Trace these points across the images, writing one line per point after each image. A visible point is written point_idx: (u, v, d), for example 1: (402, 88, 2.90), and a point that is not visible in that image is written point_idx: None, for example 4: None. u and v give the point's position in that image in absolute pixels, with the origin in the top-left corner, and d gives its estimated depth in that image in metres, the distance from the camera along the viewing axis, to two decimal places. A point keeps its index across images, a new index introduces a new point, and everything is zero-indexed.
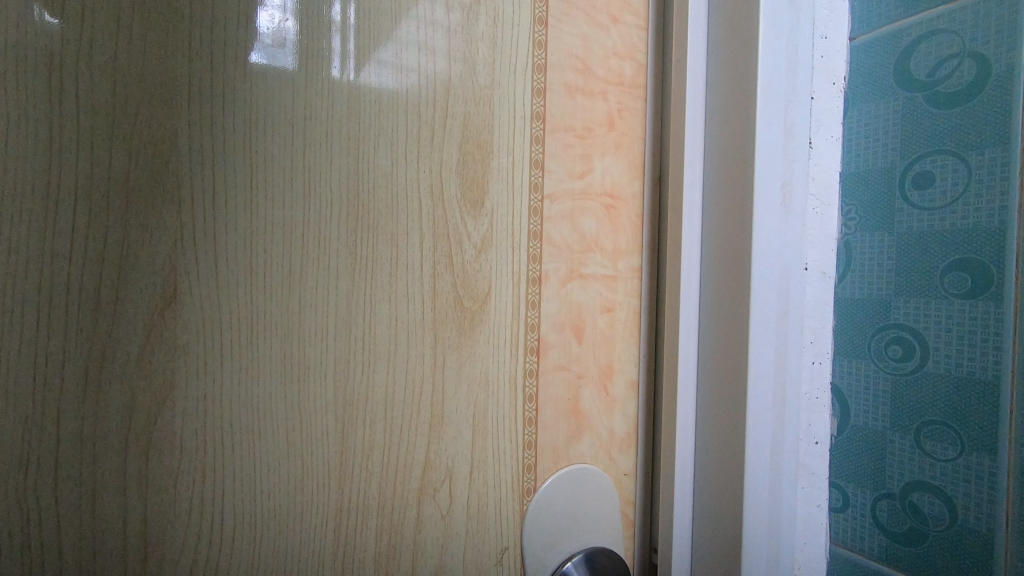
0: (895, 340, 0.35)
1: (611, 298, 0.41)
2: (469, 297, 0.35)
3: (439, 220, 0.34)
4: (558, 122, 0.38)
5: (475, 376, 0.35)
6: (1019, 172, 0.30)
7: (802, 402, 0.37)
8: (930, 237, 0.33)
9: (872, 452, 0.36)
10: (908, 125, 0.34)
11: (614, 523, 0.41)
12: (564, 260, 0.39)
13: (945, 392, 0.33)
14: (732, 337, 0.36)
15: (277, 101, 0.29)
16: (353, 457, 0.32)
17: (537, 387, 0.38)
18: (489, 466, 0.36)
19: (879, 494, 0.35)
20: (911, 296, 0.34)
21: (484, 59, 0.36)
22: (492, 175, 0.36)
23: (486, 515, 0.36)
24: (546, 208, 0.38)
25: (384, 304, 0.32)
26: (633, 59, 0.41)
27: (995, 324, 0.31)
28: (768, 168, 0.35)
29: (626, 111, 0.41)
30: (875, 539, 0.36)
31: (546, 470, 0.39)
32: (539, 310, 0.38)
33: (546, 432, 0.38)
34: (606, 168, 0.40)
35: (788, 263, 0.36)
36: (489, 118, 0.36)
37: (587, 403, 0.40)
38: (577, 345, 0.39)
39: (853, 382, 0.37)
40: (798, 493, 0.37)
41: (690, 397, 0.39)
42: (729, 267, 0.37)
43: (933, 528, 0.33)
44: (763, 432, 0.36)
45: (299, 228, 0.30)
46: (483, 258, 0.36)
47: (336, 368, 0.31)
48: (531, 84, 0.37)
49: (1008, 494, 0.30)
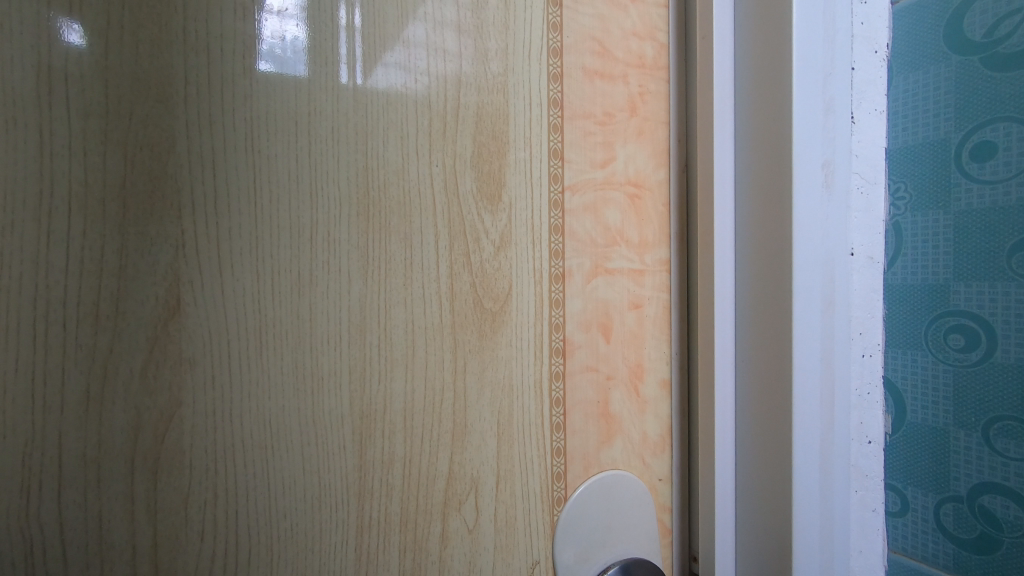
0: (956, 328, 0.32)
1: (639, 294, 0.38)
2: (489, 297, 0.33)
3: (455, 217, 0.32)
4: (577, 109, 0.36)
5: (498, 381, 0.33)
6: None
7: (851, 398, 0.34)
8: (992, 214, 0.30)
9: (934, 451, 0.33)
10: (963, 91, 0.31)
11: (650, 531, 0.39)
12: (588, 255, 0.36)
13: (1016, 386, 0.29)
14: (773, 331, 0.34)
15: (279, 98, 0.28)
16: (372, 471, 0.30)
17: (565, 390, 0.36)
18: (516, 476, 0.34)
19: (944, 497, 0.32)
20: (974, 280, 0.31)
21: (496, 45, 0.34)
22: (508, 168, 0.34)
23: (514, 527, 0.34)
24: (566, 200, 0.36)
25: (400, 308, 0.31)
26: (654, 39, 0.39)
27: None
28: (807, 147, 0.32)
29: (648, 94, 0.39)
30: (940, 546, 0.33)
31: (577, 478, 0.36)
32: (564, 309, 0.36)
33: (575, 438, 0.36)
34: (629, 156, 0.38)
35: (832, 249, 0.33)
36: (503, 107, 0.34)
37: (617, 406, 0.38)
38: (605, 345, 0.37)
39: (909, 375, 0.34)
40: (851, 496, 0.34)
41: (728, 396, 0.37)
42: (767, 256, 0.34)
43: (1007, 534, 0.30)
44: (811, 433, 0.33)
45: (306, 231, 0.28)
46: (502, 255, 0.34)
47: (351, 377, 0.29)
48: (547, 70, 0.35)
49: None
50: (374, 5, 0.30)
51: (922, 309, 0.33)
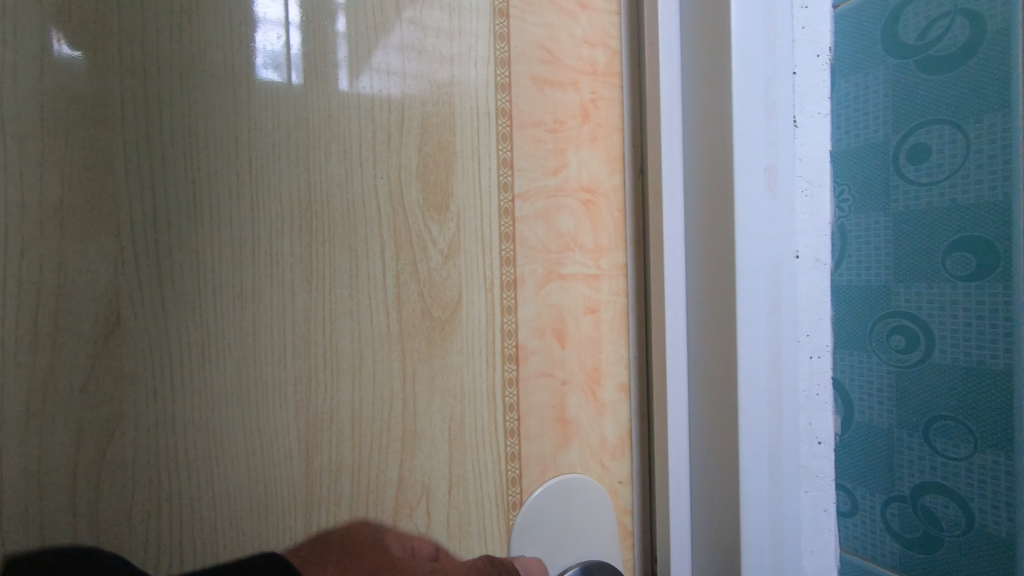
0: (897, 334, 0.51)
1: (594, 298, 0.39)
2: (438, 306, 0.34)
3: (401, 228, 0.33)
4: (526, 118, 0.37)
5: (449, 388, 0.34)
6: (1017, 146, 0.42)
7: (800, 399, 0.34)
8: (899, 227, 0.50)
9: (885, 456, 0.53)
10: (902, 101, 0.49)
11: (609, 533, 0.39)
12: (541, 261, 0.37)
13: (956, 379, 0.47)
14: (720, 333, 0.34)
15: (220, 113, 0.28)
16: (319, 480, 0.30)
17: (518, 396, 0.36)
18: (469, 482, 0.35)
19: (893, 499, 0.52)
20: (908, 283, 0.50)
21: (442, 56, 0.34)
22: (456, 177, 0.34)
23: (467, 532, 0.35)
24: (517, 208, 0.36)
25: (347, 318, 0.31)
26: (606, 46, 0.40)
27: (1001, 301, 0.43)
28: (749, 152, 0.33)
29: (601, 101, 0.39)
30: (885, 546, 0.53)
31: (533, 482, 0.37)
32: (516, 315, 0.36)
33: (530, 442, 0.37)
34: (581, 162, 0.38)
35: (778, 252, 0.34)
36: (450, 118, 0.34)
37: (573, 410, 0.38)
38: (559, 349, 0.38)
39: (847, 370, 0.55)
40: (802, 497, 0.34)
41: (682, 398, 0.37)
42: (714, 259, 0.34)
43: (948, 532, 0.48)
44: (760, 434, 0.33)
45: (249, 245, 0.29)
46: (451, 264, 0.34)
47: (298, 387, 0.30)
48: (495, 79, 0.36)
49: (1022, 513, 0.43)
50: (318, 17, 0.30)
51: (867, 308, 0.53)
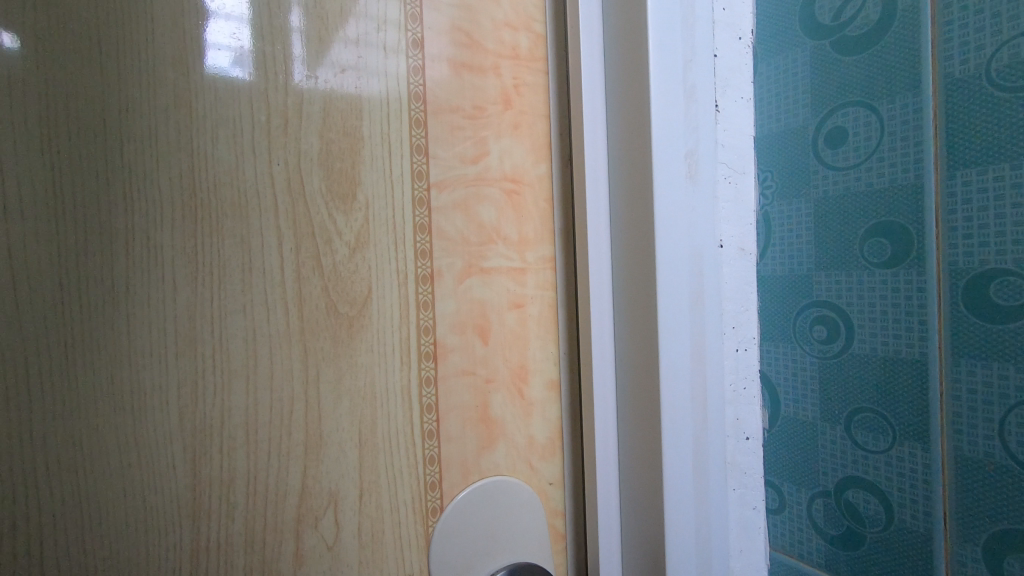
0: (818, 322, 0.48)
1: (519, 293, 0.37)
2: (344, 302, 0.32)
3: (301, 219, 0.30)
4: (443, 102, 0.35)
5: (357, 389, 0.32)
6: (930, 158, 0.40)
7: (726, 394, 0.33)
8: (824, 208, 0.47)
9: (809, 443, 0.49)
10: (820, 79, 0.47)
11: (538, 536, 0.37)
12: (460, 254, 0.35)
13: (873, 370, 0.44)
14: (643, 326, 0.33)
15: (87, 94, 0.26)
16: (207, 490, 0.28)
17: (436, 396, 0.34)
18: (383, 488, 0.33)
19: (815, 496, 0.49)
20: (836, 270, 0.46)
21: (348, 35, 0.32)
22: (365, 167, 0.32)
23: (382, 542, 0.33)
24: (433, 198, 0.34)
25: (239, 315, 0.29)
26: (529, 30, 0.38)
27: (918, 285, 0.41)
28: (668, 137, 0.31)
29: (524, 87, 0.38)
30: (811, 544, 0.49)
31: (454, 486, 0.35)
32: (434, 311, 0.34)
33: (451, 445, 0.35)
34: (503, 151, 0.37)
35: (700, 241, 0.32)
36: (356, 101, 0.32)
37: (498, 410, 0.36)
38: (481, 347, 0.36)
39: (775, 365, 0.51)
40: (729, 494, 0.33)
41: (609, 395, 0.35)
42: (636, 249, 0.33)
43: (870, 530, 0.45)
44: (683, 431, 0.32)
45: (122, 238, 0.27)
46: (359, 257, 0.32)
47: (181, 390, 0.28)
48: (408, 62, 0.34)
49: (943, 515, 0.41)
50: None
51: (793, 293, 0.50)
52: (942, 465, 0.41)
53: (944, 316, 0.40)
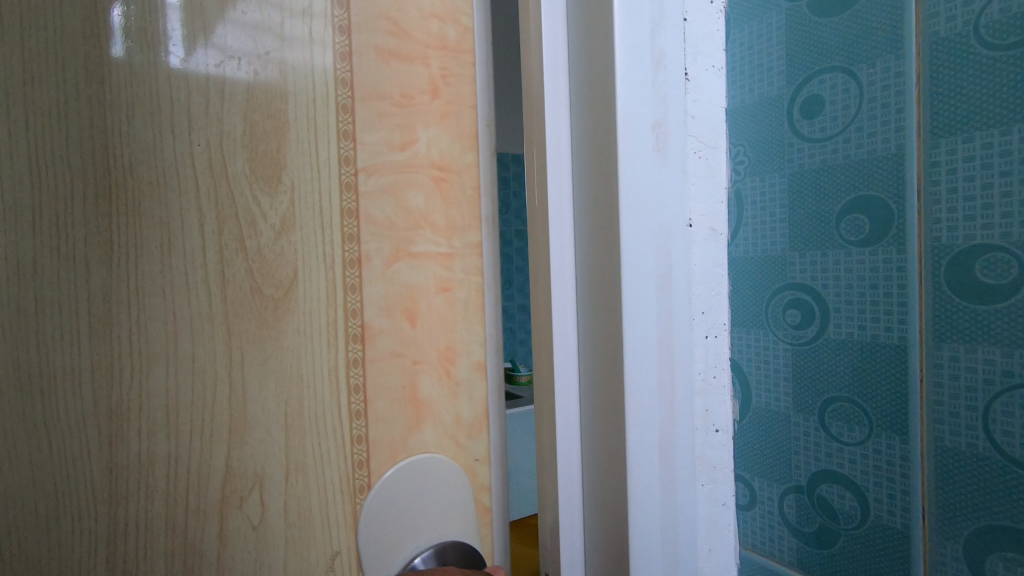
0: (793, 303, 0.29)
1: (448, 277, 0.40)
2: (269, 284, 0.34)
3: (223, 203, 0.33)
4: (369, 92, 0.37)
5: (283, 368, 0.35)
6: (913, 79, 0.24)
7: (695, 384, 0.31)
8: (795, 182, 0.28)
9: (775, 448, 0.30)
10: (793, 34, 0.28)
11: (465, 512, 0.41)
12: (388, 239, 0.38)
13: (844, 367, 0.27)
14: (606, 311, 0.30)
15: (14, 98, 0.29)
16: (124, 463, 0.32)
17: (364, 376, 0.37)
18: (307, 462, 0.36)
19: (788, 489, 0.29)
20: (806, 249, 0.28)
21: (271, 25, 0.35)
22: (288, 150, 0.35)
23: (308, 518, 0.36)
24: (361, 182, 0.37)
25: (160, 299, 0.32)
26: (456, 22, 0.41)
27: (896, 274, 0.25)
28: (633, 107, 0.29)
29: (450, 77, 0.40)
30: (785, 541, 0.30)
31: (382, 464, 0.38)
32: (361, 293, 0.37)
33: (378, 425, 0.38)
34: (431, 140, 0.39)
35: (669, 219, 0.30)
36: (283, 88, 0.35)
37: (426, 391, 0.39)
38: (410, 329, 0.39)
39: (744, 345, 0.31)
40: (698, 490, 0.31)
41: (571, 388, 0.33)
42: (600, 228, 0.30)
43: (844, 528, 0.28)
44: (648, 423, 0.29)
45: (32, 233, 0.30)
46: (284, 240, 0.35)
47: (94, 373, 0.31)
48: (335, 49, 0.36)
49: (923, 492, 0.25)
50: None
51: (761, 272, 0.30)
52: (919, 457, 0.25)
53: (928, 280, 0.24)
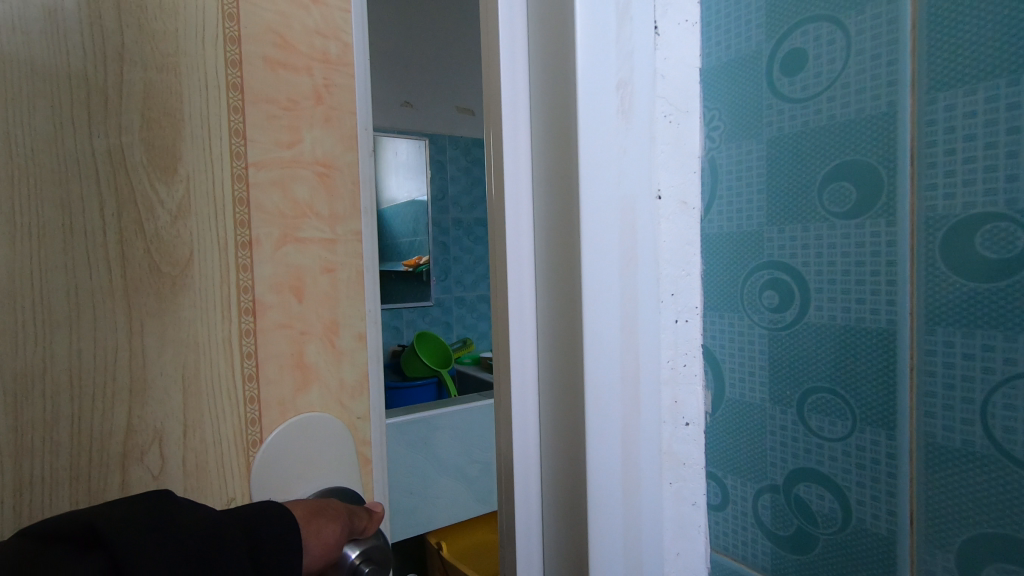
0: (770, 284, 0.26)
1: (333, 257, 0.67)
2: (167, 263, 0.56)
3: (123, 195, 0.53)
4: (258, 100, 0.61)
5: (182, 335, 0.57)
6: (909, 28, 0.21)
7: (663, 373, 0.28)
8: (772, 156, 0.25)
9: (750, 437, 0.27)
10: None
11: (342, 462, 0.67)
12: (277, 226, 0.63)
13: (828, 350, 0.24)
14: (563, 291, 0.28)
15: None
16: (39, 387, 0.50)
17: (255, 345, 0.61)
18: (205, 403, 0.58)
19: (762, 489, 0.27)
20: (785, 222, 0.25)
21: (171, 40, 0.56)
22: (182, 145, 0.56)
23: (202, 418, 0.58)
24: (252, 173, 0.61)
25: (64, 275, 0.51)
26: (336, 39, 0.67)
27: (888, 249, 0.22)
28: (596, 64, 0.26)
29: (331, 85, 0.67)
30: (759, 547, 0.27)
31: (275, 419, 0.63)
32: (252, 273, 0.61)
33: (270, 385, 0.63)
34: (314, 140, 0.65)
35: (635, 190, 0.27)
36: (176, 91, 0.56)
37: (312, 356, 0.66)
38: (296, 303, 0.64)
39: (716, 335, 0.28)
40: (663, 487, 0.29)
41: (528, 376, 0.30)
42: (556, 201, 0.28)
43: (822, 531, 0.25)
44: (609, 415, 0.27)
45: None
46: (180, 222, 0.56)
47: (23, 321, 0.49)
48: (226, 57, 0.59)
49: (912, 485, 0.22)
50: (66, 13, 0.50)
51: (738, 250, 0.27)
52: (907, 451, 0.22)
53: (921, 259, 0.21)
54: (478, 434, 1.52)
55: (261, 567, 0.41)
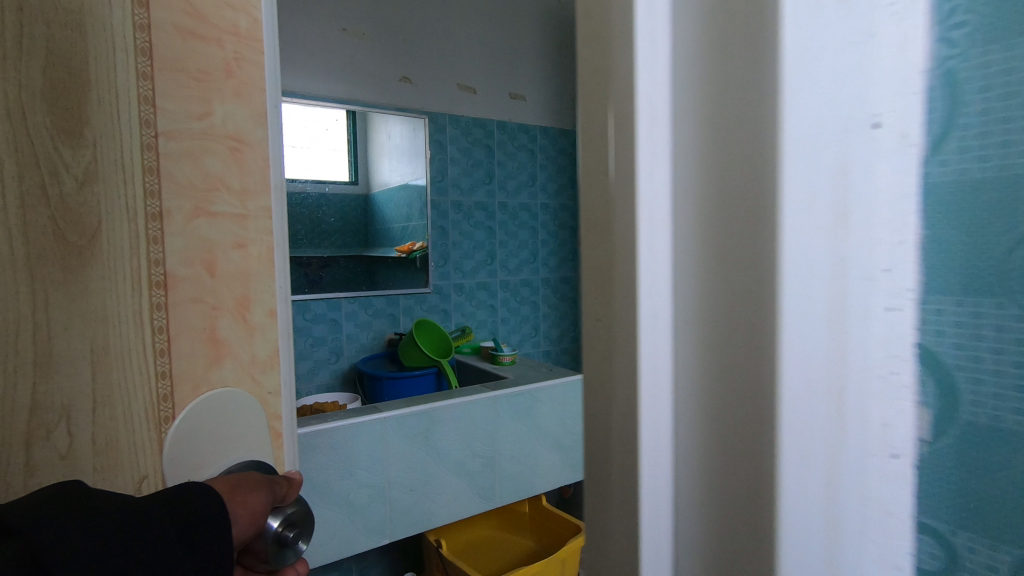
0: None
1: (245, 234, 0.71)
2: (74, 233, 0.59)
3: (26, 159, 0.56)
4: (167, 67, 0.64)
5: (87, 308, 0.60)
6: None
7: (868, 372, 0.22)
8: None
9: (997, 466, 0.20)
10: None
11: (260, 435, 0.72)
12: (188, 199, 0.66)
13: None
14: (744, 253, 0.21)
15: None
16: None
17: (166, 318, 0.65)
18: (118, 390, 0.62)
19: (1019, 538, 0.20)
20: None
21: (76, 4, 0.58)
22: (88, 110, 0.59)
23: (116, 408, 0.62)
24: (162, 143, 0.64)
25: None
26: (245, 14, 0.69)
27: None
28: None
29: (241, 59, 0.69)
30: None
31: (187, 394, 0.67)
32: (163, 245, 0.64)
33: (182, 360, 0.66)
34: (226, 114, 0.68)
35: (851, 118, 0.21)
36: (77, 49, 0.58)
37: (224, 332, 0.70)
38: (210, 280, 0.68)
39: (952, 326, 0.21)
40: (862, 520, 0.22)
41: (663, 363, 0.24)
42: (731, 133, 0.21)
43: None
44: (812, 415, 0.21)
45: None
46: (86, 189, 0.59)
47: None
48: (137, 38, 0.61)
49: None
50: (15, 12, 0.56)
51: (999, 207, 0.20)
52: None
53: None
54: (474, 428, 1.45)
55: (193, 546, 0.43)
